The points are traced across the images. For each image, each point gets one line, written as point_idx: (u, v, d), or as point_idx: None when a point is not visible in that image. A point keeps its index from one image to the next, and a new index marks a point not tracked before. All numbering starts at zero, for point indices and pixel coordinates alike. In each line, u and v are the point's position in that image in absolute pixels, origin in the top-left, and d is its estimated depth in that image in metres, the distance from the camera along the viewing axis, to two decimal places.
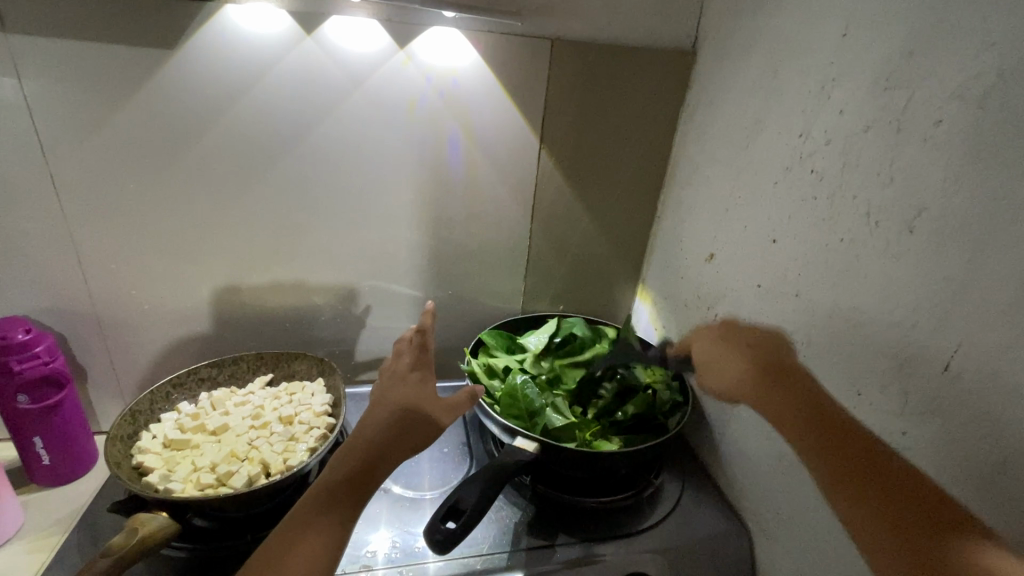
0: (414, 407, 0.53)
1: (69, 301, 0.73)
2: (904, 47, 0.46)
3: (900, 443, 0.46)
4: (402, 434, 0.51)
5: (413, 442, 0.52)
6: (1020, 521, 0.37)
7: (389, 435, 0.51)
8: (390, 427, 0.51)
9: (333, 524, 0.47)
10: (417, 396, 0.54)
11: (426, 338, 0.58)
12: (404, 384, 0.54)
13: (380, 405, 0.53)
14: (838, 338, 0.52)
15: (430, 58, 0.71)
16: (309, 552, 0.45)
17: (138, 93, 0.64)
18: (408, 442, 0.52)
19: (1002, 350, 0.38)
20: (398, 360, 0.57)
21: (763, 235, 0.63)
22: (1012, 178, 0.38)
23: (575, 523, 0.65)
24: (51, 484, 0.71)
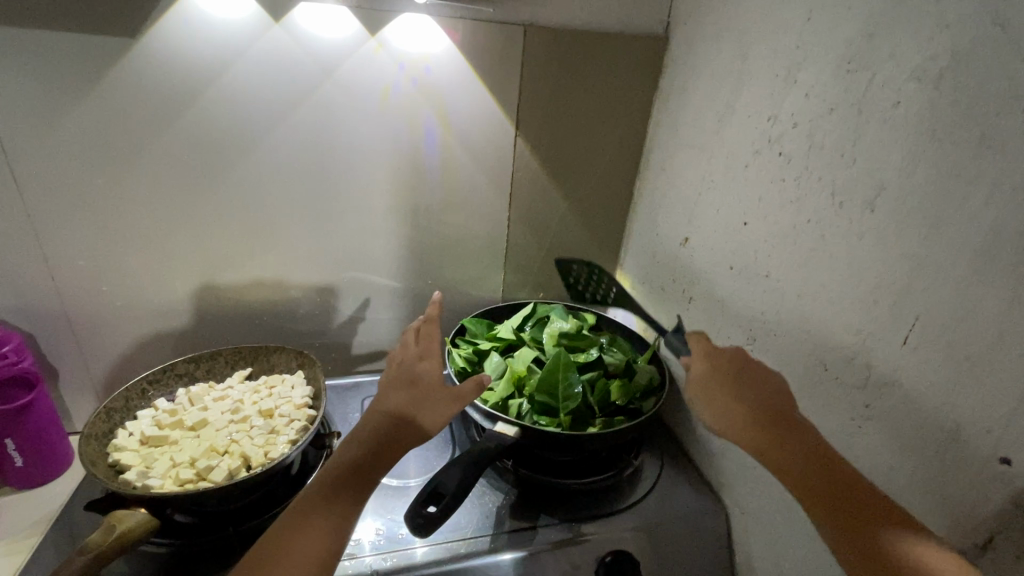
0: (413, 406, 0.52)
1: (36, 299, 0.71)
2: (865, 31, 0.47)
3: (864, 415, 0.48)
4: (398, 436, 0.50)
5: (410, 442, 0.51)
6: (972, 482, 0.39)
7: (386, 429, 0.50)
8: (384, 427, 0.50)
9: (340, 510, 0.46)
10: (418, 395, 0.53)
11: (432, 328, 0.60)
12: (405, 382, 0.54)
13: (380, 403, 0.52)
14: (806, 315, 0.54)
15: (403, 45, 0.71)
16: (315, 536, 0.45)
17: (101, 84, 0.63)
18: (403, 442, 0.50)
19: (955, 322, 0.40)
20: (403, 353, 0.57)
21: (734, 218, 0.65)
22: (964, 156, 0.39)
23: (558, 505, 0.66)
24: (25, 486, 0.70)
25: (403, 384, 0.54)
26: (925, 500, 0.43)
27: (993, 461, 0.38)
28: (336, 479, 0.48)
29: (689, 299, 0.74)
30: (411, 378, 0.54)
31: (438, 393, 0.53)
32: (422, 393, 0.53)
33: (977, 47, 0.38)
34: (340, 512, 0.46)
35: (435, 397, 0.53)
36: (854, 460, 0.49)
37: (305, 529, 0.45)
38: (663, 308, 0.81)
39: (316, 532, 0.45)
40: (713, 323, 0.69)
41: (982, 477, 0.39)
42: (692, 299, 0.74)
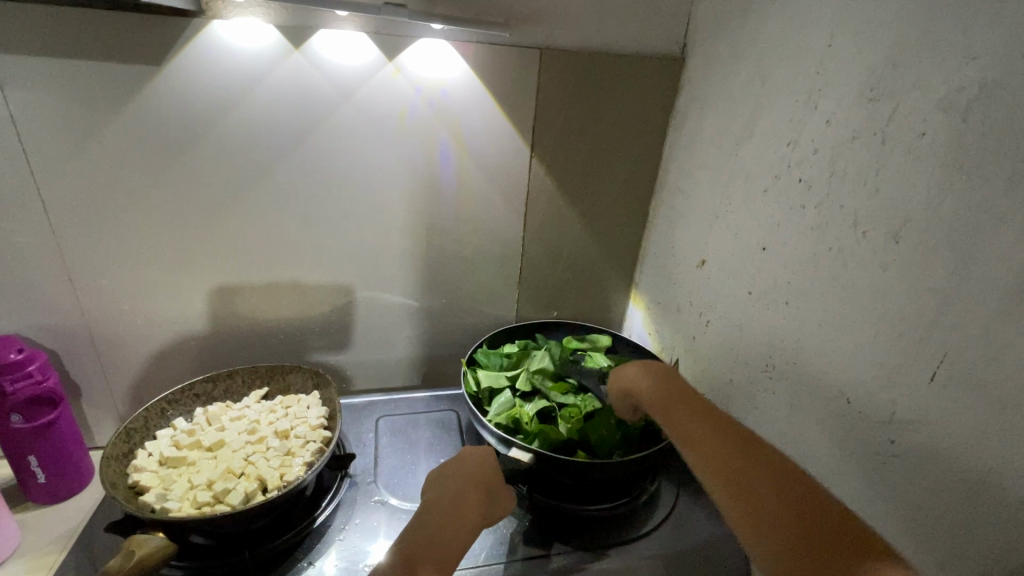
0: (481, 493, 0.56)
1: (61, 318, 0.72)
2: (889, 59, 0.46)
3: (889, 451, 0.47)
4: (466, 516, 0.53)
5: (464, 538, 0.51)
6: (1004, 528, 0.38)
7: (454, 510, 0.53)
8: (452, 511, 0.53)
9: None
10: (465, 468, 0.57)
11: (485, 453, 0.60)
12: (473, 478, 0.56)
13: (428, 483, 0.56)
14: (829, 346, 0.53)
15: (420, 68, 0.71)
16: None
17: (127, 109, 0.64)
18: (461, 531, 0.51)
19: (986, 361, 0.39)
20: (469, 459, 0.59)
21: (753, 242, 0.64)
22: (994, 191, 0.38)
23: (572, 531, 0.66)
24: (48, 501, 0.71)
25: (447, 472, 0.56)
26: (953, 543, 0.41)
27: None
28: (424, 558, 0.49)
29: (707, 322, 0.73)
30: (457, 468, 0.57)
31: (479, 479, 0.56)
32: (466, 473, 0.56)
33: (1006, 80, 0.37)
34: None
35: (480, 480, 0.56)
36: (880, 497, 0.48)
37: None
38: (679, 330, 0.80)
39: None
40: (731, 349, 0.68)
41: (1016, 522, 0.37)
42: (710, 323, 0.73)
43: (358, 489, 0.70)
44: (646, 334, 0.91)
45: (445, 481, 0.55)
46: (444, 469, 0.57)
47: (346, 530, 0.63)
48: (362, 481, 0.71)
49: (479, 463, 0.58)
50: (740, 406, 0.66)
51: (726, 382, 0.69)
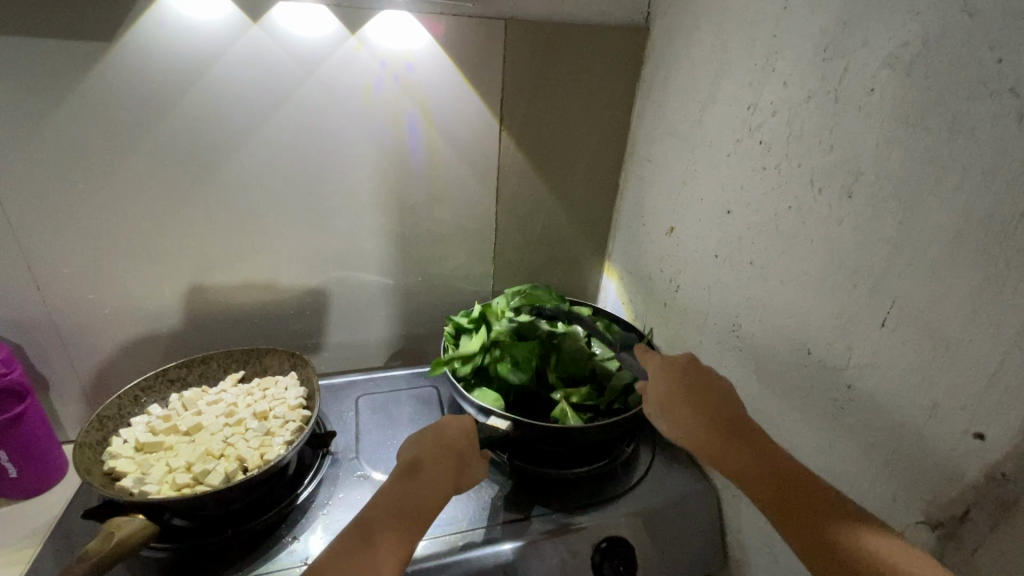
0: (444, 463, 0.56)
1: (24, 310, 0.70)
2: (841, 19, 0.48)
3: (847, 396, 0.49)
4: (426, 483, 0.54)
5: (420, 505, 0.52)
6: (947, 459, 0.40)
7: (412, 479, 0.53)
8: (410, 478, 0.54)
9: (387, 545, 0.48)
10: (444, 433, 0.59)
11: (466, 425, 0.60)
12: (442, 448, 0.57)
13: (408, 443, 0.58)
14: (790, 300, 0.55)
15: (384, 41, 0.70)
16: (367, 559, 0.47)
17: (78, 91, 0.62)
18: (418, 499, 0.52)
19: (931, 304, 0.41)
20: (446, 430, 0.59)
21: (719, 206, 0.65)
22: (938, 142, 0.40)
23: (553, 494, 0.68)
24: (22, 496, 0.70)
25: (426, 437, 0.58)
26: (903, 477, 0.44)
27: (966, 438, 0.39)
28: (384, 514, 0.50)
29: (677, 288, 0.75)
30: (437, 433, 0.58)
31: (453, 448, 0.58)
32: (437, 444, 0.57)
33: (948, 34, 0.39)
34: (383, 543, 0.48)
35: (453, 448, 0.58)
36: (838, 440, 0.50)
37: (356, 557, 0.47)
38: (651, 297, 0.82)
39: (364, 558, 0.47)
40: (700, 311, 0.70)
41: (958, 452, 0.39)
42: (679, 288, 0.75)
43: (340, 465, 0.70)
44: (620, 304, 0.93)
45: (422, 442, 0.57)
46: (425, 431, 0.59)
47: (330, 505, 0.64)
48: (344, 457, 0.72)
49: (459, 431, 0.59)
50: (710, 365, 0.69)
51: (696, 343, 0.71)
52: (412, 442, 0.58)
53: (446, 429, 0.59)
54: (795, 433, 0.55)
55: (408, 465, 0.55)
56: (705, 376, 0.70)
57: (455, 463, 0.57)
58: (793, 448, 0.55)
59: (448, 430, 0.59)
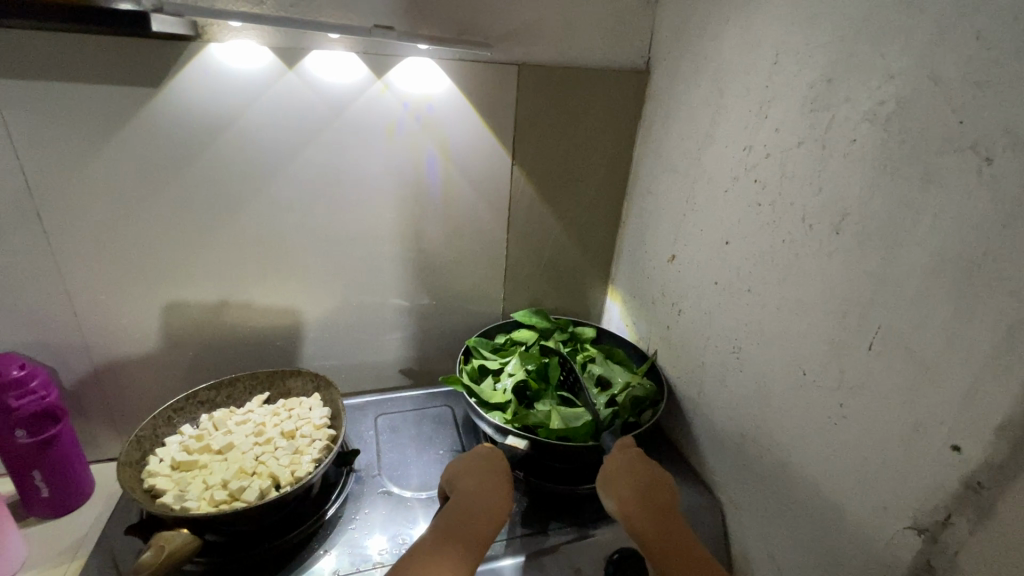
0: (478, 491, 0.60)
1: (62, 334, 0.74)
2: (825, 76, 0.54)
3: (839, 414, 0.53)
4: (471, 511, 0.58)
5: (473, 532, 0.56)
6: (930, 471, 0.45)
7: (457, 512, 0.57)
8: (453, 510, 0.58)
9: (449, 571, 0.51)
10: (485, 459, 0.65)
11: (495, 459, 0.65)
12: (475, 475, 0.63)
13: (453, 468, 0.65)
14: (784, 326, 0.60)
15: (407, 85, 0.76)
16: None
17: (125, 132, 0.67)
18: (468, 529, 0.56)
19: (909, 330, 0.46)
20: (480, 460, 0.65)
21: (717, 237, 0.71)
22: (911, 188, 0.45)
23: (565, 510, 0.72)
24: (52, 514, 0.74)
25: (463, 468, 0.64)
26: (892, 489, 0.48)
27: (945, 450, 0.43)
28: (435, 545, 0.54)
29: (679, 312, 0.80)
30: (475, 463, 0.64)
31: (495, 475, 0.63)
32: (470, 474, 0.63)
33: (917, 95, 0.45)
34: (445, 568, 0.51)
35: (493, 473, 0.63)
36: (831, 455, 0.54)
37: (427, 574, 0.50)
38: (654, 321, 0.87)
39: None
40: (702, 334, 0.75)
41: (940, 464, 0.44)
42: (682, 313, 0.79)
43: (363, 482, 0.74)
44: (624, 327, 0.97)
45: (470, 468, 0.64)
46: (469, 456, 0.66)
47: (356, 521, 0.68)
48: (367, 475, 0.75)
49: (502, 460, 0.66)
50: (710, 386, 0.73)
51: (698, 365, 0.76)
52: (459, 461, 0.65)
53: (480, 456, 0.65)
54: (792, 449, 0.59)
55: (459, 490, 0.60)
56: (708, 396, 0.74)
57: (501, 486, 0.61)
58: (791, 463, 0.60)
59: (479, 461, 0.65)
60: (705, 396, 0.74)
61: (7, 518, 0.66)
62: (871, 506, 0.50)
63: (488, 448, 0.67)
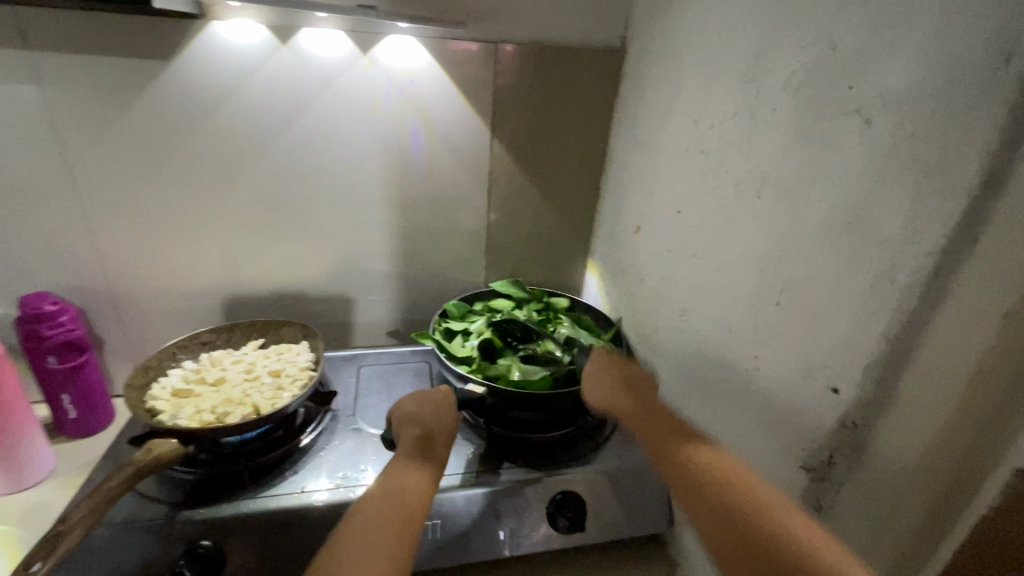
0: (434, 422, 0.65)
1: (88, 279, 0.85)
2: (756, 49, 0.57)
3: (755, 367, 0.57)
4: (432, 436, 0.63)
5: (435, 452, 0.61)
6: (817, 412, 0.48)
7: (421, 434, 0.63)
8: (417, 435, 0.63)
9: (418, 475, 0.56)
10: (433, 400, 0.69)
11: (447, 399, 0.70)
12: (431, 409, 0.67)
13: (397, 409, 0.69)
14: (718, 287, 0.64)
15: (392, 60, 0.82)
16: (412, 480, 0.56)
17: (141, 99, 0.76)
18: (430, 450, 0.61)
19: (807, 282, 0.49)
20: (433, 398, 0.69)
21: (673, 206, 0.75)
22: (814, 150, 0.49)
23: (521, 454, 0.78)
24: (77, 435, 0.85)
25: (419, 402, 0.69)
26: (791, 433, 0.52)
27: (830, 393, 0.47)
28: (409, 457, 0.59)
29: (642, 280, 0.84)
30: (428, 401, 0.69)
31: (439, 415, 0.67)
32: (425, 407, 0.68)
33: (821, 64, 0.48)
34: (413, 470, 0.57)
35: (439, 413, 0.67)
36: (748, 405, 0.58)
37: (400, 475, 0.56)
38: (623, 290, 0.92)
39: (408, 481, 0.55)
40: (658, 300, 0.79)
41: (824, 406, 0.48)
42: (644, 281, 0.84)
43: (339, 420, 0.82)
44: (600, 298, 1.02)
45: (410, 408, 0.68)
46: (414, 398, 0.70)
47: (328, 450, 0.76)
48: (343, 414, 0.84)
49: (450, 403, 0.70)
50: (662, 349, 0.77)
51: (654, 329, 0.80)
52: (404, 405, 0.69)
53: (429, 395, 0.70)
54: (722, 402, 0.63)
55: (415, 419, 0.66)
56: (660, 358, 0.78)
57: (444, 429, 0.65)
58: (719, 415, 0.64)
59: (434, 400, 0.70)
60: (659, 359, 0.79)
61: (38, 432, 0.77)
62: (775, 450, 0.54)
63: (443, 389, 0.72)
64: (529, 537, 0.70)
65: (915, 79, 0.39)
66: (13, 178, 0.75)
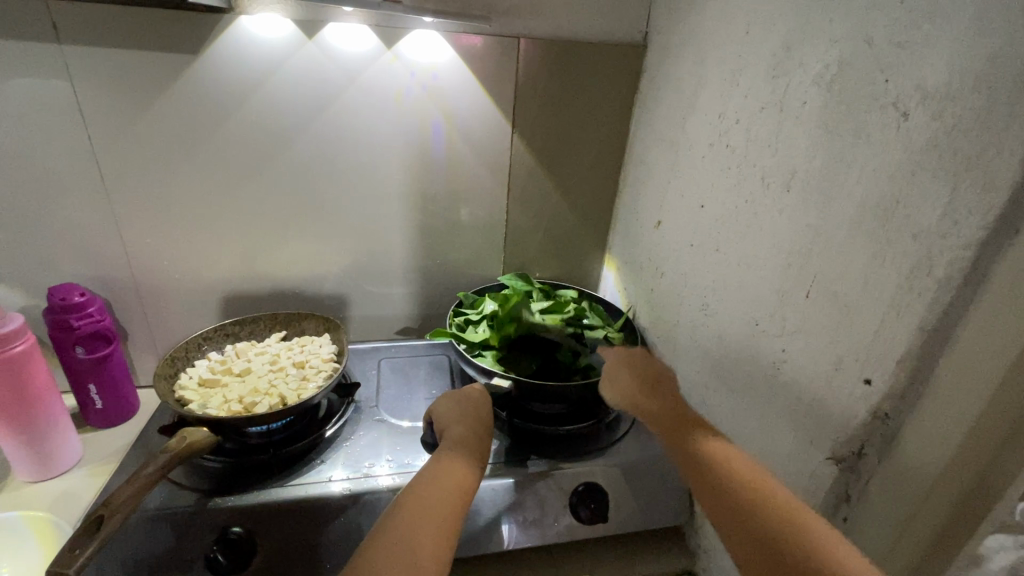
0: (474, 418, 0.67)
1: (114, 271, 0.86)
2: (785, 44, 0.57)
3: (782, 359, 0.58)
4: (475, 431, 0.64)
5: (479, 445, 0.62)
6: (846, 404, 0.49)
7: (464, 429, 0.64)
8: (461, 428, 0.64)
9: (465, 468, 0.57)
10: (473, 400, 0.70)
11: (484, 397, 0.72)
12: (470, 406, 0.69)
13: (434, 408, 0.70)
14: (742, 281, 0.64)
15: (415, 55, 0.83)
16: (459, 470, 0.56)
17: (169, 92, 0.77)
18: (473, 443, 0.62)
19: (838, 275, 0.50)
20: (472, 396, 0.71)
21: (695, 201, 0.75)
22: (846, 143, 0.49)
23: (543, 447, 0.78)
24: (103, 425, 0.86)
25: (458, 398, 0.70)
26: (819, 424, 0.52)
27: (860, 385, 0.48)
28: (455, 448, 0.60)
29: (662, 274, 0.85)
30: (466, 398, 0.70)
31: (479, 416, 0.68)
32: (463, 403, 0.69)
33: (854, 57, 0.48)
34: (461, 461, 0.58)
35: (480, 413, 0.68)
36: (774, 397, 0.59)
37: (449, 465, 0.56)
38: (641, 285, 0.92)
39: (456, 471, 0.56)
40: (679, 294, 0.79)
41: (855, 397, 0.48)
42: (664, 275, 0.84)
43: (362, 411, 0.83)
44: (617, 293, 1.02)
45: (449, 404, 0.69)
46: (451, 397, 0.71)
47: (352, 441, 0.77)
48: (365, 406, 0.85)
49: (489, 406, 0.70)
50: (683, 343, 0.78)
51: (675, 323, 0.80)
52: (439, 404, 0.70)
53: (467, 392, 0.71)
54: (745, 394, 0.64)
55: (454, 415, 0.67)
56: (681, 352, 0.79)
57: (484, 428, 0.66)
58: (743, 408, 0.64)
59: (471, 397, 0.71)
60: (679, 353, 0.79)
61: (67, 422, 0.78)
62: (801, 441, 0.55)
63: (479, 386, 0.74)
64: (552, 527, 0.72)
65: (954, 72, 0.39)
66: (43, 170, 0.77)
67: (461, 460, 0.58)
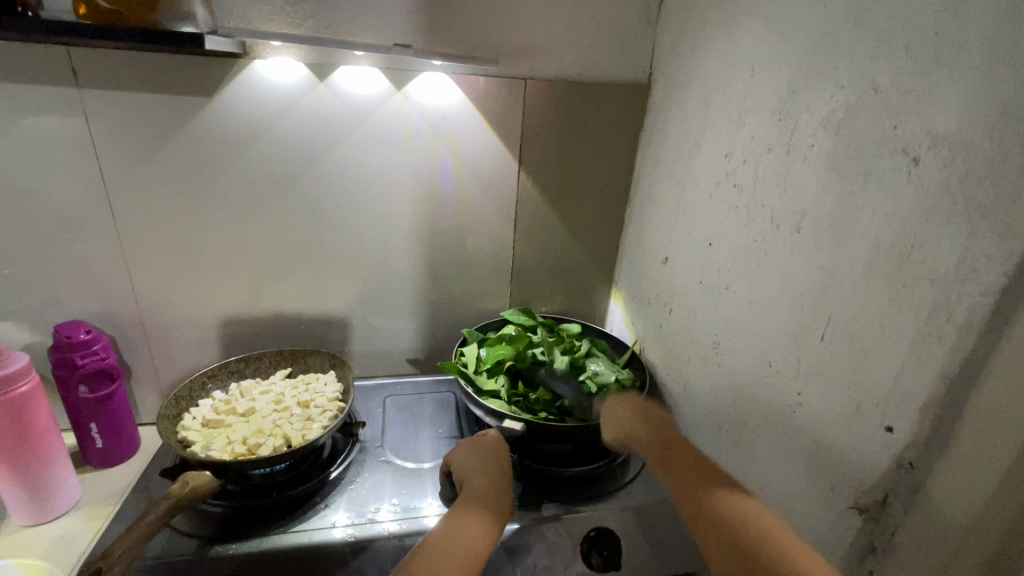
0: (495, 466, 0.66)
1: (120, 307, 0.86)
2: (790, 88, 0.58)
3: (798, 402, 0.56)
4: (496, 481, 0.63)
5: (501, 498, 0.61)
6: (868, 451, 0.48)
7: (485, 479, 0.63)
8: (483, 479, 0.63)
9: (487, 522, 0.56)
10: (491, 449, 0.69)
11: (502, 446, 0.71)
12: (490, 455, 0.68)
13: (452, 457, 0.69)
14: (754, 320, 0.64)
15: (424, 97, 0.85)
16: (479, 525, 0.55)
17: (182, 132, 0.78)
18: (495, 494, 0.61)
19: (854, 318, 0.49)
20: (491, 445, 0.70)
21: (703, 238, 0.75)
22: (856, 186, 0.49)
23: (554, 490, 0.76)
24: (102, 466, 0.85)
25: (478, 447, 0.70)
26: (840, 471, 0.51)
27: (882, 432, 0.46)
28: (476, 500, 0.59)
29: (670, 311, 0.84)
30: (484, 447, 0.70)
31: (499, 465, 0.67)
32: (482, 452, 0.68)
33: (862, 102, 0.49)
34: (483, 514, 0.57)
35: (499, 461, 0.67)
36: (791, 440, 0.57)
37: (470, 519, 0.55)
38: (649, 320, 0.91)
39: (477, 526, 0.55)
40: (688, 331, 0.79)
41: (876, 444, 0.47)
42: (672, 311, 0.84)
43: (367, 452, 0.82)
44: (625, 328, 1.02)
45: (468, 453, 0.68)
46: (470, 445, 0.70)
47: (356, 483, 0.75)
48: (371, 446, 0.83)
49: (507, 455, 0.70)
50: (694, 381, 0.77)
51: (685, 361, 0.79)
52: (458, 453, 0.69)
53: (485, 441, 0.71)
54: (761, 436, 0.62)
55: (473, 465, 0.66)
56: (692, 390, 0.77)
57: (505, 475, 0.65)
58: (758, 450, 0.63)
59: (490, 446, 0.70)
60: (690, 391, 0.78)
61: (65, 463, 0.76)
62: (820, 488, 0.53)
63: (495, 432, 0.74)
64: None
65: (964, 120, 0.39)
66: (55, 209, 0.77)
67: (482, 514, 0.57)
